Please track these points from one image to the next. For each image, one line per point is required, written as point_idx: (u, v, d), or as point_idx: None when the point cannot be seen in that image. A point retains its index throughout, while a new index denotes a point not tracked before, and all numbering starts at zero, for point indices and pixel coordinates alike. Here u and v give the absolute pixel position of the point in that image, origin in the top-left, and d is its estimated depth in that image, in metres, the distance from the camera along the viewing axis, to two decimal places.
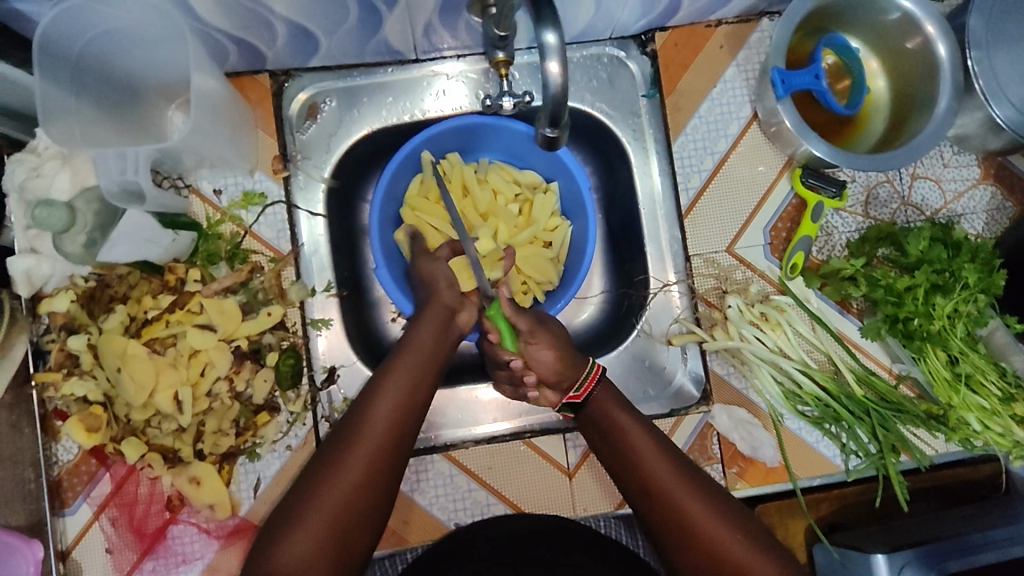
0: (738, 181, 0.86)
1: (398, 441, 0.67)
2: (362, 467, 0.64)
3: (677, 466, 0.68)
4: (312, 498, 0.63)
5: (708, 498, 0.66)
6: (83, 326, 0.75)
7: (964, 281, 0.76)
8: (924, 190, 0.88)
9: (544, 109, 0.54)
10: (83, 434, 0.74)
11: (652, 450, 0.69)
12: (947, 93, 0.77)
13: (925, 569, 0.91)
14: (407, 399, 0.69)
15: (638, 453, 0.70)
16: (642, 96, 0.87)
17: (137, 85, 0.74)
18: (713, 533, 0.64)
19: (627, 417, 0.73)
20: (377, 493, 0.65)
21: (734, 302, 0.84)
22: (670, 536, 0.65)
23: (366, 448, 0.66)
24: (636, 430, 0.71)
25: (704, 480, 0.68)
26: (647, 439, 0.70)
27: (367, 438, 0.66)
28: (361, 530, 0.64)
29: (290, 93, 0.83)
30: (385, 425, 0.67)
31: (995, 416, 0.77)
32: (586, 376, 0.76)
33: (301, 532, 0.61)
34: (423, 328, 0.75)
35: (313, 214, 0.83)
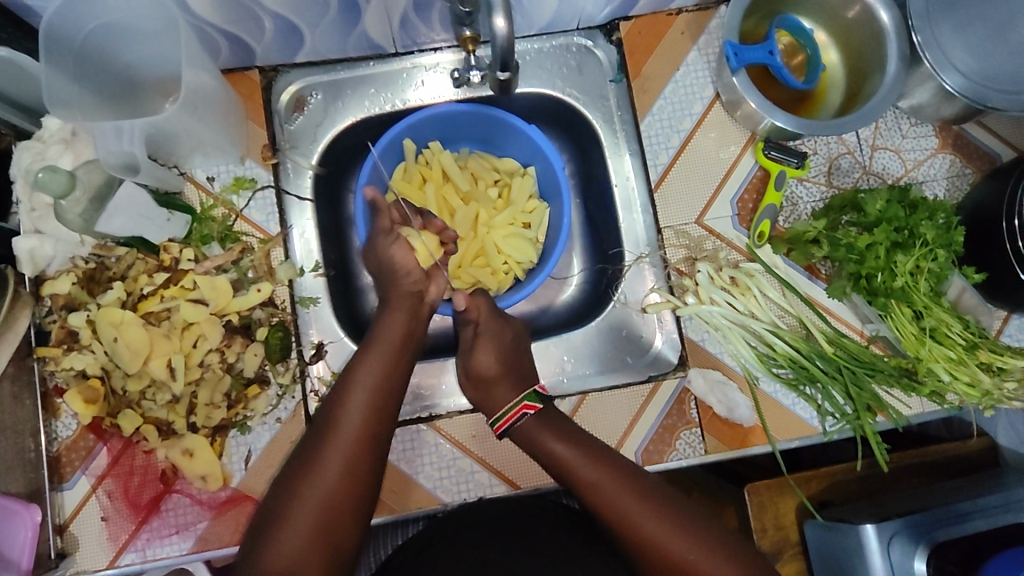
0: (705, 157, 0.91)
1: (376, 433, 0.70)
2: (342, 463, 0.67)
3: (632, 486, 0.72)
4: (296, 499, 0.65)
5: (669, 512, 0.70)
6: (83, 304, 0.79)
7: (922, 237, 0.80)
8: (885, 159, 0.92)
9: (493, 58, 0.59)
10: (81, 405, 0.77)
11: (602, 477, 0.73)
12: (894, 59, 0.82)
13: (915, 539, 0.91)
14: (380, 393, 0.73)
15: (588, 482, 0.73)
16: (610, 81, 0.93)
17: (136, 76, 0.80)
18: (684, 546, 0.67)
19: (566, 448, 0.75)
20: (360, 484, 0.68)
21: (704, 268, 0.87)
22: (644, 559, 0.68)
23: (344, 445, 0.68)
24: (577, 460, 0.74)
25: (664, 497, 0.72)
26: (594, 468, 0.73)
27: (345, 436, 0.69)
28: (348, 522, 0.66)
29: (279, 87, 0.89)
30: (361, 420, 0.70)
31: (961, 364, 0.80)
32: (507, 409, 0.79)
33: (286, 533, 0.64)
34: (392, 320, 0.78)
35: (302, 199, 0.88)
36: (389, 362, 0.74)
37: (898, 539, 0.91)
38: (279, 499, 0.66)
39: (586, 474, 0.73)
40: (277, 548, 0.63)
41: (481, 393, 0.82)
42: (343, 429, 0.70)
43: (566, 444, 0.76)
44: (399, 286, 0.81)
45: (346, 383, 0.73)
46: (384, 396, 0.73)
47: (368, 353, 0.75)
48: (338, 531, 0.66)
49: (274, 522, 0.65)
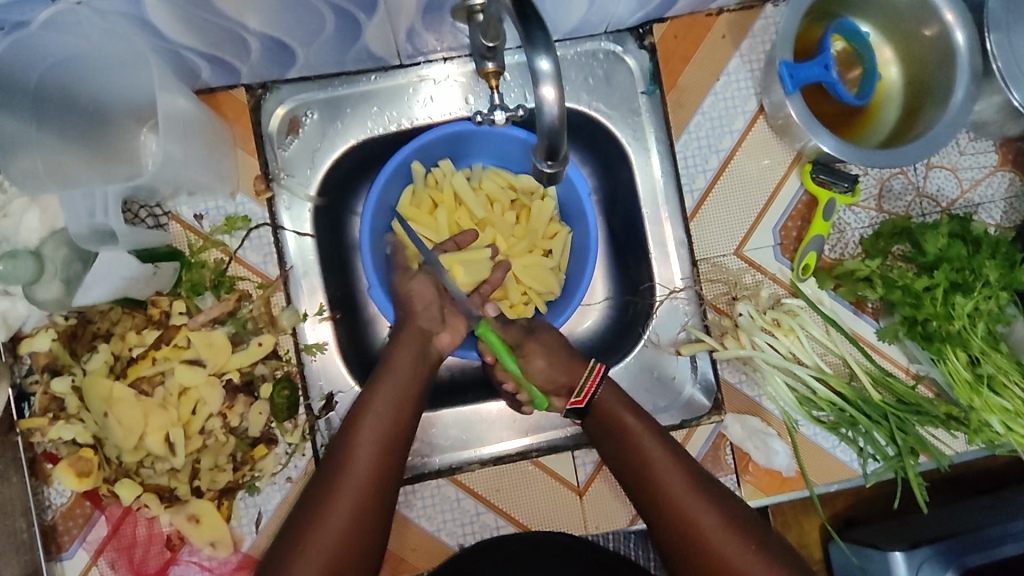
0: (745, 178, 0.82)
1: (382, 477, 0.64)
2: (349, 506, 0.62)
3: (696, 486, 0.67)
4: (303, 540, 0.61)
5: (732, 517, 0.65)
6: (67, 367, 0.72)
7: (985, 278, 0.73)
8: (940, 179, 0.84)
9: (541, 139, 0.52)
10: (74, 480, 0.71)
11: (666, 467, 0.68)
12: (963, 81, 0.73)
13: (944, 564, 0.86)
14: (393, 435, 0.66)
15: (653, 469, 0.68)
16: (642, 93, 0.83)
17: (104, 108, 0.69)
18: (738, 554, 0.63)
19: (638, 425, 0.70)
20: (362, 527, 0.63)
21: (745, 308, 0.81)
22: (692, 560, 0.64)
23: (353, 490, 0.63)
24: (650, 440, 0.69)
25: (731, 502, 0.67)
26: (660, 451, 0.69)
27: (354, 474, 0.63)
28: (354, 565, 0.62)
29: (268, 108, 0.78)
30: (365, 463, 0.64)
31: (1019, 417, 0.75)
32: (584, 382, 0.73)
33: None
34: (407, 351, 0.71)
35: (301, 234, 0.79)
36: (405, 398, 0.68)
37: (928, 563, 0.86)
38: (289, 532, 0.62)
39: (652, 454, 0.69)
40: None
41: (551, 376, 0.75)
42: (350, 468, 0.64)
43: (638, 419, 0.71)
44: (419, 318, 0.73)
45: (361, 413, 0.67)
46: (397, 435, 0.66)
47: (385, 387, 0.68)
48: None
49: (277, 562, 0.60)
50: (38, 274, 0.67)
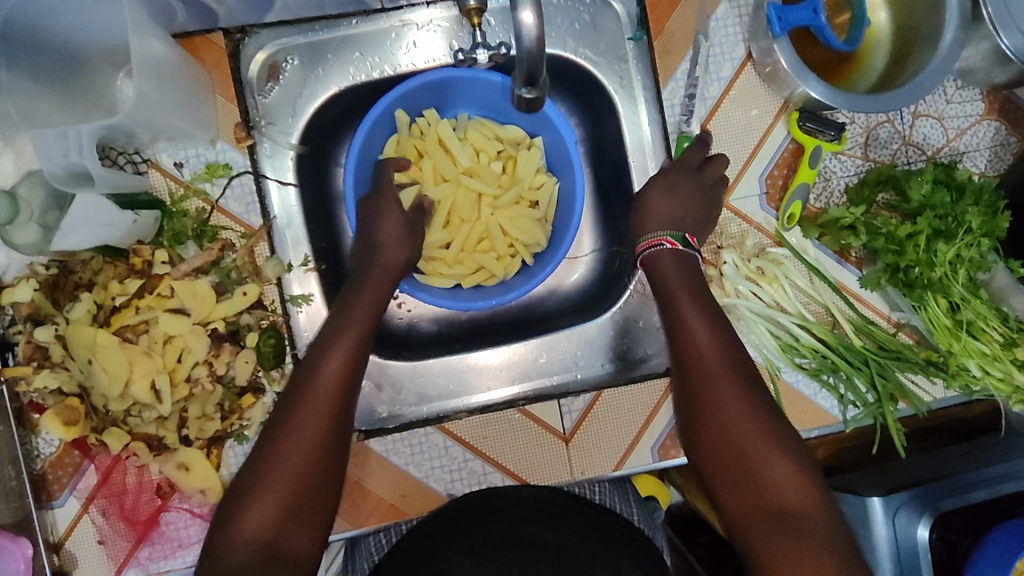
0: (732, 126, 0.82)
1: (345, 403, 0.65)
2: (315, 432, 0.62)
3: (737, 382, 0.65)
4: (266, 478, 0.60)
5: (766, 413, 0.64)
6: (49, 317, 0.71)
7: (967, 225, 0.73)
8: (926, 128, 0.84)
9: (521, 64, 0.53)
10: (61, 429, 0.71)
11: (710, 363, 0.66)
12: (952, 25, 0.72)
13: (921, 508, 0.88)
14: (349, 374, 0.66)
15: (697, 361, 0.66)
16: (628, 39, 0.81)
17: (78, 52, 0.68)
18: (766, 452, 0.62)
19: (694, 312, 0.68)
20: (330, 453, 0.63)
21: (730, 257, 0.81)
22: (719, 452, 0.63)
23: (311, 429, 0.62)
24: (699, 326, 0.68)
25: (770, 403, 0.65)
26: (709, 345, 0.67)
27: (311, 413, 0.63)
28: (320, 492, 0.62)
29: (248, 53, 0.77)
30: (332, 389, 0.64)
31: (995, 361, 0.76)
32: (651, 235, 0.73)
33: (255, 514, 0.59)
34: (362, 296, 0.72)
35: (284, 183, 0.78)
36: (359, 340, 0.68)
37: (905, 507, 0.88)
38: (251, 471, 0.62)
39: (700, 349, 0.67)
40: (244, 526, 0.59)
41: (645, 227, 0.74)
42: (316, 394, 0.64)
43: (694, 306, 0.69)
44: (378, 262, 0.74)
45: (320, 354, 0.67)
46: (358, 364, 0.67)
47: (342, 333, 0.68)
48: (309, 505, 0.61)
49: (239, 502, 0.60)
50: (13, 215, 0.67)
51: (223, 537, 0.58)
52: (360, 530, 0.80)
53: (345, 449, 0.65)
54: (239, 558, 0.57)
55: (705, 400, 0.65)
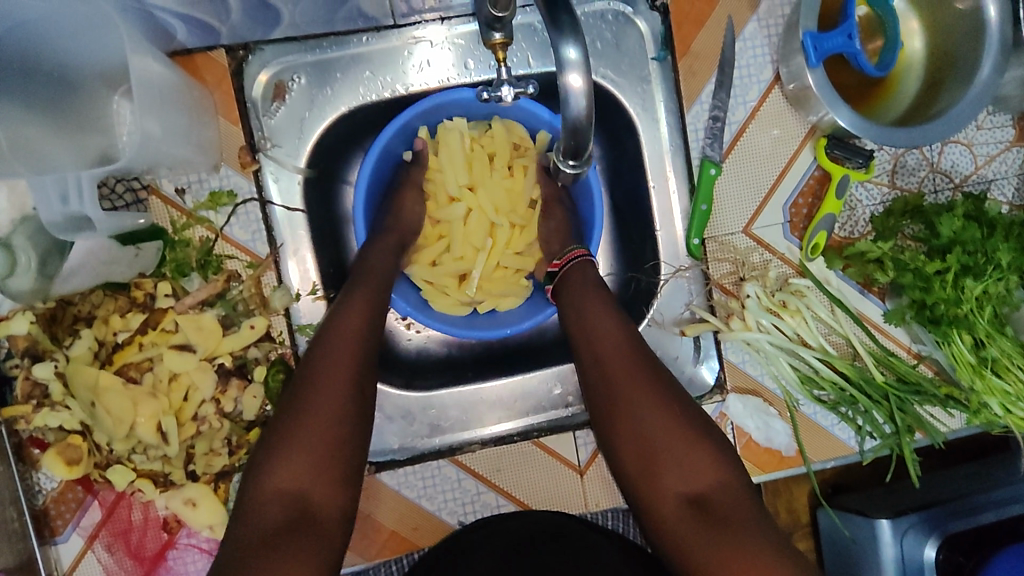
0: (757, 152, 0.79)
1: (366, 363, 0.65)
2: (337, 390, 0.62)
3: (644, 375, 0.66)
4: (294, 432, 0.60)
5: (680, 423, 0.64)
6: (48, 352, 0.68)
7: (997, 262, 0.70)
8: (955, 155, 0.81)
9: (565, 139, 0.51)
10: (63, 468, 0.69)
11: (614, 355, 0.67)
12: (990, 59, 0.70)
13: (929, 530, 0.84)
14: (365, 330, 0.66)
15: (602, 357, 0.67)
16: (652, 59, 0.78)
17: (74, 77, 0.64)
18: (679, 445, 0.63)
19: (595, 310, 0.69)
20: (356, 411, 0.62)
21: (753, 290, 0.79)
22: (637, 471, 0.64)
23: (334, 385, 0.62)
24: (604, 325, 0.68)
25: (678, 398, 0.66)
26: (611, 341, 0.67)
27: (333, 369, 0.63)
28: (349, 451, 0.61)
29: (251, 73, 0.73)
30: (353, 347, 0.64)
31: (1017, 400, 0.75)
32: (572, 248, 0.74)
33: (283, 470, 0.59)
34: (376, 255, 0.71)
35: (291, 209, 0.75)
36: (374, 296, 0.68)
37: (913, 529, 0.83)
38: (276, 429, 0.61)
39: (604, 343, 0.67)
40: (274, 480, 0.58)
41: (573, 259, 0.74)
42: (338, 354, 0.64)
43: (597, 305, 0.69)
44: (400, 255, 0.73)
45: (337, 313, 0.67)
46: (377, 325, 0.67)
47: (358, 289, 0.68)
48: (341, 460, 0.61)
49: (268, 459, 0.60)
50: (11, 267, 0.63)
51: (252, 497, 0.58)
52: (370, 563, 0.79)
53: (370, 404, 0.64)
54: (272, 522, 0.57)
55: (616, 405, 0.65)
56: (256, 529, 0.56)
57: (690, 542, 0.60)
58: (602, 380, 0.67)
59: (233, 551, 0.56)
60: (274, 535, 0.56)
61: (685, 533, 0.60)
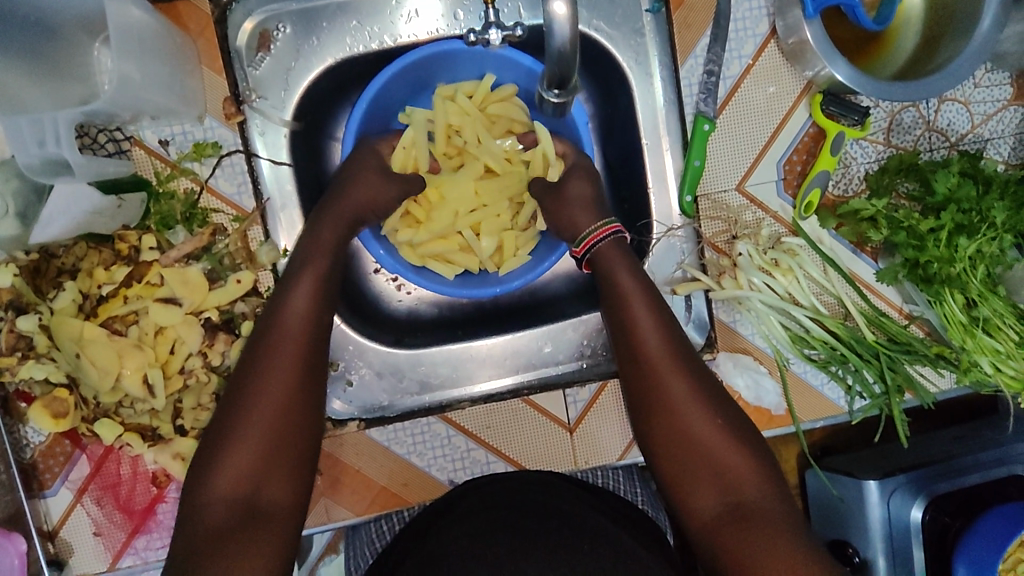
0: (751, 108, 0.78)
1: (314, 348, 0.62)
2: (281, 377, 0.60)
3: (688, 377, 0.65)
4: (234, 435, 0.58)
5: (722, 425, 0.64)
6: (32, 305, 0.67)
7: (991, 220, 0.70)
8: (952, 113, 0.80)
9: (549, 68, 0.51)
10: (50, 421, 0.68)
11: (660, 360, 0.65)
12: (991, 10, 0.68)
13: (915, 490, 0.84)
14: (317, 312, 0.63)
15: (651, 359, 0.65)
16: (646, 10, 0.76)
17: (52, 21, 0.62)
18: (718, 446, 0.63)
19: (642, 310, 0.66)
20: (304, 401, 0.60)
21: (744, 248, 0.79)
22: (676, 470, 0.64)
23: (287, 376, 0.60)
24: (648, 328, 0.66)
25: (720, 400, 0.66)
26: (658, 343, 0.66)
27: (280, 362, 0.60)
28: (297, 440, 0.60)
29: (235, 20, 0.71)
30: (298, 329, 0.62)
31: (1009, 359, 0.75)
32: (590, 231, 0.70)
33: (226, 471, 0.56)
34: (320, 240, 0.66)
35: (277, 162, 0.73)
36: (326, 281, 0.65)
37: (901, 490, 0.83)
38: (218, 428, 0.59)
39: (650, 347, 0.65)
40: (221, 479, 0.56)
41: (569, 207, 0.73)
42: (283, 339, 0.61)
43: (647, 307, 0.67)
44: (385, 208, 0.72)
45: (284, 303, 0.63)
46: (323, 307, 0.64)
47: (309, 281, 0.64)
48: (287, 449, 0.59)
49: (208, 463, 0.57)
50: None
51: (201, 494, 0.56)
52: (360, 518, 0.79)
53: (321, 392, 0.63)
54: (219, 520, 0.54)
55: (663, 410, 0.64)
56: (199, 527, 0.54)
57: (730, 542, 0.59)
58: (648, 379, 0.65)
59: (179, 552, 0.54)
60: (220, 533, 0.54)
61: (720, 533, 0.60)
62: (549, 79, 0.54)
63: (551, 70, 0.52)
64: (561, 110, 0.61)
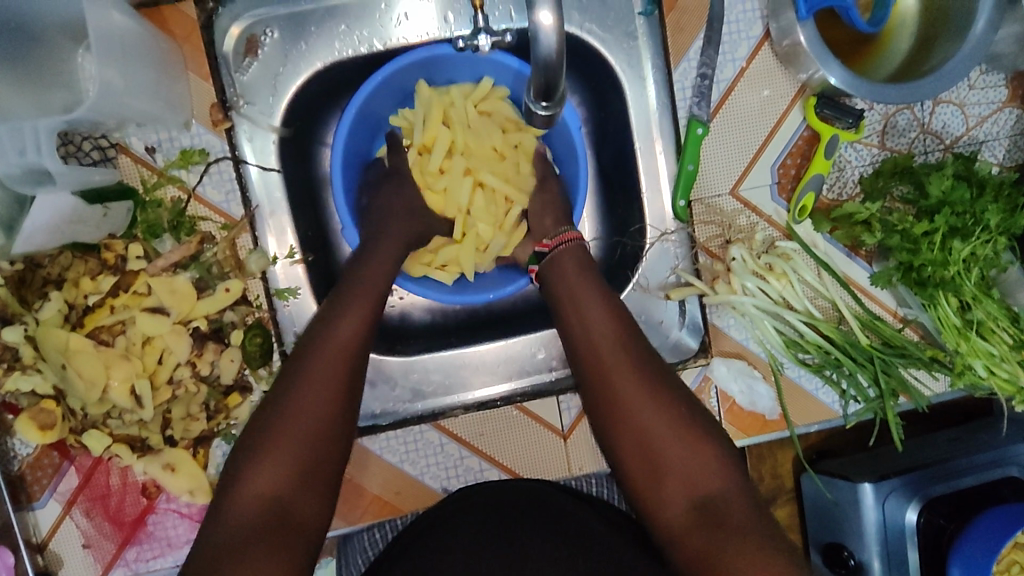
0: (745, 111, 0.77)
1: (357, 364, 0.62)
2: (323, 390, 0.59)
3: (644, 371, 0.64)
4: (273, 443, 0.57)
5: (683, 417, 0.62)
6: (17, 316, 0.66)
7: (986, 223, 0.69)
8: (946, 115, 0.79)
9: (534, 78, 0.50)
10: (37, 433, 0.67)
11: (614, 356, 0.65)
12: (985, 12, 0.67)
13: (910, 493, 0.83)
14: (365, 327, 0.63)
15: (605, 354, 0.65)
16: (639, 13, 0.75)
17: (33, 27, 0.61)
18: (679, 436, 0.61)
19: (594, 307, 0.67)
20: (343, 415, 0.60)
21: (738, 253, 0.78)
22: (637, 467, 0.62)
23: (328, 390, 0.59)
24: (605, 325, 0.67)
25: (680, 393, 0.64)
26: (613, 341, 0.66)
27: (319, 380, 0.59)
28: (333, 456, 0.59)
29: (222, 25, 0.70)
30: (346, 343, 0.62)
31: (1002, 362, 0.74)
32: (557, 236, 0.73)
33: (262, 476, 0.56)
34: (371, 252, 0.68)
35: (266, 168, 0.72)
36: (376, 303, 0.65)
37: (896, 493, 0.83)
38: (253, 432, 0.58)
39: (604, 345, 0.66)
40: (254, 487, 0.55)
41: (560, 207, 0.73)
42: (328, 352, 0.61)
43: (602, 306, 0.68)
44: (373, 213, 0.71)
45: (324, 315, 0.64)
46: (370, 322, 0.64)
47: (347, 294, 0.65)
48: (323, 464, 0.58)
49: (245, 468, 0.56)
50: None
51: (233, 501, 0.55)
52: (353, 527, 0.79)
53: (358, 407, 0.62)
54: (250, 527, 0.54)
55: (618, 403, 0.63)
56: (229, 535, 0.53)
57: (696, 542, 0.57)
58: (603, 375, 0.64)
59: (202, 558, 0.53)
60: (245, 542, 0.53)
61: (686, 534, 0.58)
62: (535, 88, 0.52)
63: (537, 80, 0.51)
64: (550, 121, 0.61)
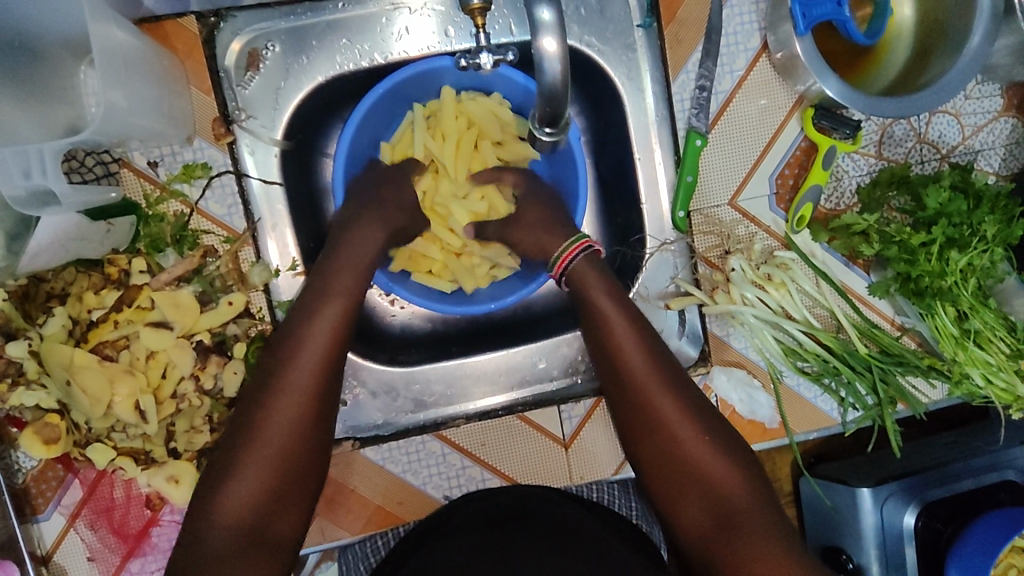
0: (743, 122, 0.78)
1: (331, 369, 0.61)
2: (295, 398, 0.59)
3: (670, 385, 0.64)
4: (252, 449, 0.57)
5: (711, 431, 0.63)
6: (21, 331, 0.66)
7: (982, 234, 0.70)
8: (943, 125, 0.80)
9: (540, 104, 0.51)
10: (42, 448, 0.67)
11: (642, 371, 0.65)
12: (980, 27, 0.68)
13: (908, 498, 0.84)
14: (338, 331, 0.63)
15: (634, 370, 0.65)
16: (638, 26, 0.76)
17: (37, 45, 0.61)
18: (704, 451, 0.62)
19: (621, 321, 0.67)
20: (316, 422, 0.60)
21: (738, 263, 0.79)
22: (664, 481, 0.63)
23: (297, 399, 0.59)
24: (630, 338, 0.66)
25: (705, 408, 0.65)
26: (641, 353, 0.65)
27: (291, 391, 0.59)
28: (305, 465, 0.59)
29: (223, 40, 0.71)
30: (318, 350, 0.61)
31: (999, 371, 0.75)
32: (565, 248, 0.71)
33: (243, 484, 0.56)
34: (341, 258, 0.67)
35: (267, 182, 0.73)
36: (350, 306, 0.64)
37: (894, 497, 0.83)
38: (227, 446, 0.58)
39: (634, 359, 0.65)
40: (224, 501, 0.55)
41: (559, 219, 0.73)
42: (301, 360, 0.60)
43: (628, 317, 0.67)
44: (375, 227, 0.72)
45: (306, 321, 0.63)
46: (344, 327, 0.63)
47: (329, 293, 0.64)
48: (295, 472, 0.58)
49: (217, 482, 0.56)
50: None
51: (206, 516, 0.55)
52: (355, 537, 0.79)
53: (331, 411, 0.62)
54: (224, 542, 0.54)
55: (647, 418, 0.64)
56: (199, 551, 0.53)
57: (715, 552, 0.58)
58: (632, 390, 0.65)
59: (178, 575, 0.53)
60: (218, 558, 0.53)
61: (709, 545, 0.59)
62: (541, 115, 0.53)
63: (543, 107, 0.52)
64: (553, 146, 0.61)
